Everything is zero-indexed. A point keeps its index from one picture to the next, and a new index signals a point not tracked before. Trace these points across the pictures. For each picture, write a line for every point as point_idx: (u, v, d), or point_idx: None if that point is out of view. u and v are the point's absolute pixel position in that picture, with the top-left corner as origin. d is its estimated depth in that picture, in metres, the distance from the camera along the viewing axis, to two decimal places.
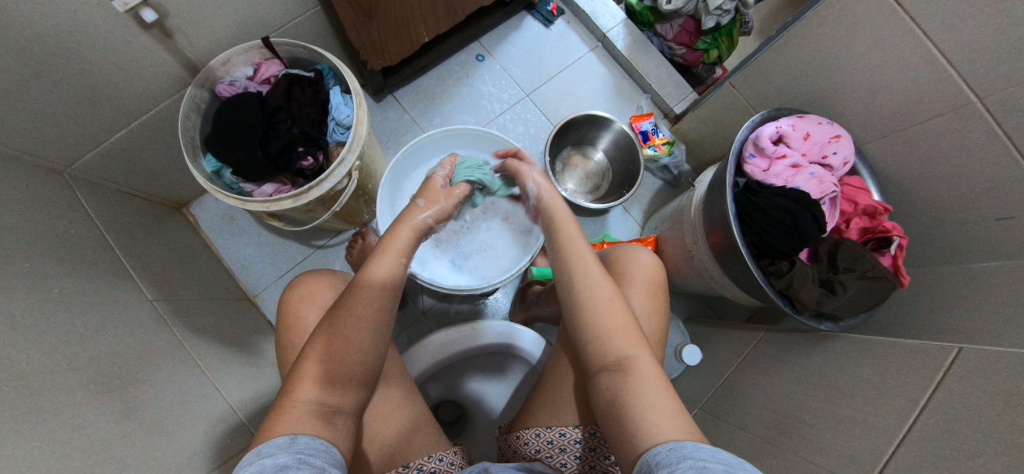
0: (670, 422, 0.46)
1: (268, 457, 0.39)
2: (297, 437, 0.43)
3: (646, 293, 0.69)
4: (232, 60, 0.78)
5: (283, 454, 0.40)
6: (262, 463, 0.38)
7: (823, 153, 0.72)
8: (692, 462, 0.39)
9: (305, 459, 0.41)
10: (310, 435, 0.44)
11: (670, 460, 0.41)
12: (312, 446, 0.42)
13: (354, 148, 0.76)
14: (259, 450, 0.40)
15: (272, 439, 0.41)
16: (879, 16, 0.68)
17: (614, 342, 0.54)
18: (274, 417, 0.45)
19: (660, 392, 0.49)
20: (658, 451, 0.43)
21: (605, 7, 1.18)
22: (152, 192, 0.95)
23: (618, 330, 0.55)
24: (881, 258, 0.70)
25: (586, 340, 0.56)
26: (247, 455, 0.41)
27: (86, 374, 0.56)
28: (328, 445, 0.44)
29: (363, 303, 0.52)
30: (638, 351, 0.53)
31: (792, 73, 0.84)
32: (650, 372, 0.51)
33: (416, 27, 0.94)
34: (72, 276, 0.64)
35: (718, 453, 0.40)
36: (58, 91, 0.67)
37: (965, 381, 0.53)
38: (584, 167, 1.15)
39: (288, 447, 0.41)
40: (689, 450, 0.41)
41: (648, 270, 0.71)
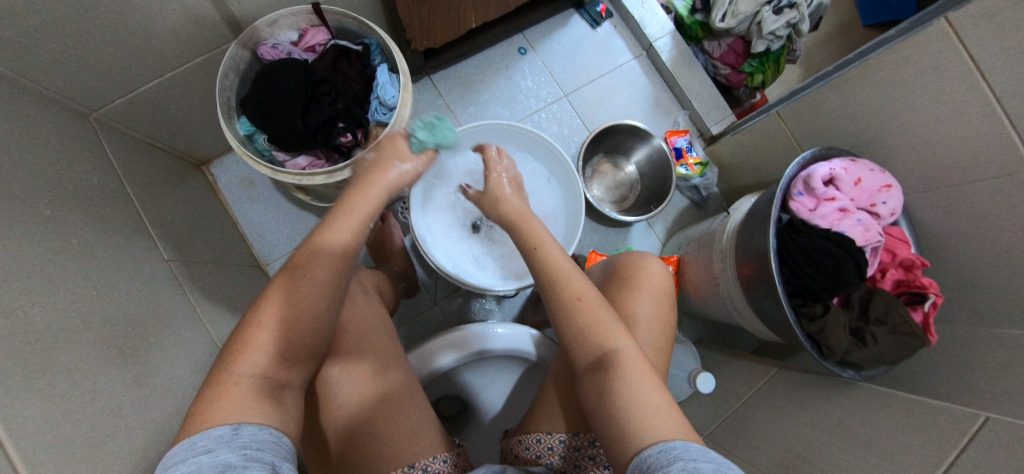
0: (659, 422, 0.45)
1: (205, 455, 0.36)
2: (241, 427, 0.39)
3: (652, 297, 0.66)
4: (279, 22, 0.75)
5: (223, 450, 0.36)
6: (197, 462, 0.35)
7: (872, 202, 0.70)
8: (683, 463, 0.39)
9: (253, 456, 0.37)
10: (256, 424, 0.40)
11: (661, 463, 0.40)
12: (260, 439, 0.39)
13: (396, 130, 0.73)
14: (195, 445, 0.36)
15: (209, 431, 0.37)
16: (950, 69, 0.67)
17: (591, 337, 0.55)
18: (209, 392, 0.41)
19: (647, 390, 0.48)
20: (648, 453, 0.42)
21: (654, 16, 1.15)
22: (175, 147, 0.92)
23: (595, 326, 0.55)
24: (913, 312, 0.69)
25: (570, 337, 0.56)
26: (177, 448, 0.37)
27: (99, 334, 0.53)
28: (278, 437, 0.41)
29: (315, 274, 0.50)
30: (618, 345, 0.53)
31: (844, 112, 0.83)
32: (633, 365, 0.51)
33: (465, 12, 0.91)
34: (92, 229, 0.62)
35: (707, 452, 0.40)
36: (94, 32, 0.63)
37: (991, 451, 0.52)
38: (613, 176, 1.13)
39: (230, 441, 0.37)
40: (679, 452, 0.40)
41: (657, 278, 0.68)
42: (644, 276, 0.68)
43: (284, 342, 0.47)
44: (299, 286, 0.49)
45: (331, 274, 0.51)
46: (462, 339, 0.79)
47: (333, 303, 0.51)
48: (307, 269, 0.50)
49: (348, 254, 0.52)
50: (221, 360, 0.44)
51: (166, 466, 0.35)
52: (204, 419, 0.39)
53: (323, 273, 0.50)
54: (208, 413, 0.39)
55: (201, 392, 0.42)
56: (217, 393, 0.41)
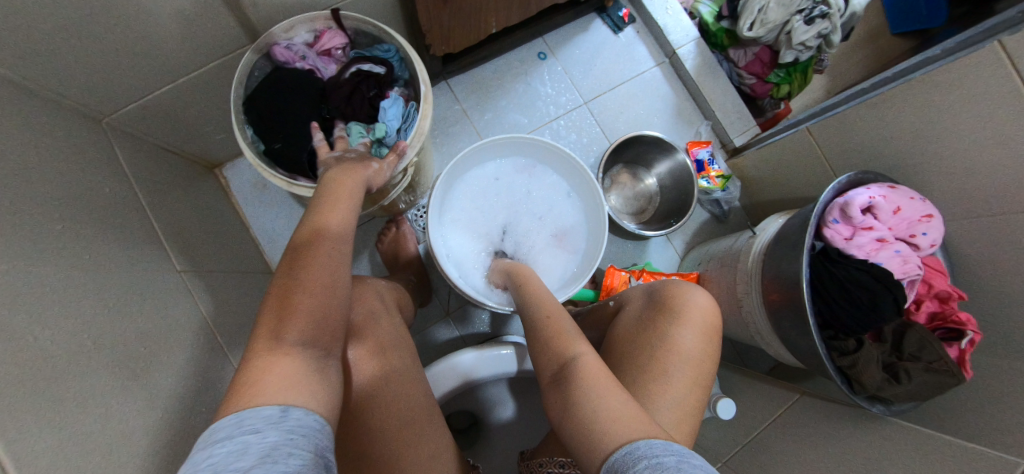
0: (618, 424, 0.44)
1: (252, 433, 0.34)
2: (289, 410, 0.37)
3: (699, 330, 0.63)
4: (296, 26, 0.72)
5: (270, 432, 0.34)
6: (246, 441, 0.33)
7: (911, 232, 0.66)
8: (647, 460, 0.38)
9: (297, 440, 0.35)
10: (303, 409, 0.38)
11: (628, 464, 0.39)
12: (305, 425, 0.37)
13: (416, 143, 0.71)
14: (243, 422, 0.34)
15: (258, 409, 0.35)
16: (999, 95, 0.63)
17: (558, 351, 0.58)
18: (251, 365, 0.40)
19: (605, 392, 0.48)
20: (614, 457, 0.41)
21: (678, 22, 1.11)
22: (187, 151, 0.90)
23: (560, 339, 0.59)
24: (948, 348, 0.66)
25: (541, 355, 0.60)
26: (225, 421, 0.35)
27: (111, 356, 0.51)
28: (322, 424, 0.39)
29: (323, 253, 0.48)
30: (578, 354, 0.55)
31: (880, 132, 0.80)
32: (589, 369, 0.52)
33: (486, 17, 0.88)
34: (105, 243, 0.60)
35: (668, 446, 0.40)
36: (108, 36, 0.61)
37: None
38: (632, 187, 1.10)
39: (279, 423, 0.36)
40: (642, 450, 0.40)
41: (696, 304, 0.65)
42: (689, 307, 0.64)
43: (319, 316, 0.45)
44: (311, 263, 0.46)
45: (338, 254, 0.49)
46: (483, 359, 0.77)
47: (345, 289, 0.48)
48: (316, 250, 0.48)
49: (345, 234, 0.52)
50: (264, 328, 0.43)
51: (213, 445, 0.33)
52: (252, 394, 0.37)
53: (336, 256, 0.49)
54: (258, 386, 0.38)
55: (244, 366, 0.40)
56: (262, 365, 0.40)
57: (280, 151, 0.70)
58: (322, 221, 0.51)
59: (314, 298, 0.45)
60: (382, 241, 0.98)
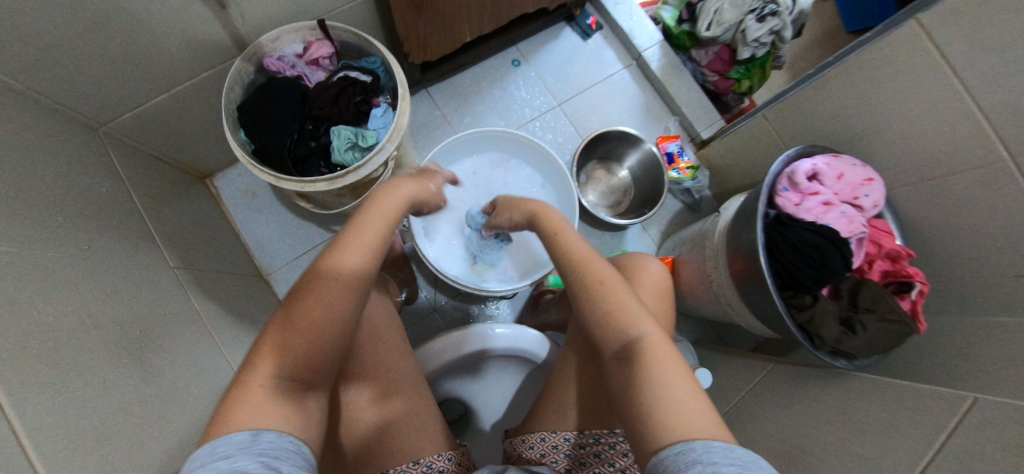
0: (685, 410, 0.42)
1: (222, 460, 0.35)
2: (260, 433, 0.38)
3: (658, 301, 0.69)
4: (283, 38, 0.78)
5: (241, 457, 0.35)
6: (217, 467, 0.34)
7: (855, 195, 0.73)
8: (703, 467, 0.36)
9: (271, 463, 0.36)
10: (276, 431, 0.39)
11: (682, 468, 0.37)
12: (277, 447, 0.38)
13: (394, 139, 0.76)
14: (215, 450, 0.36)
15: (230, 436, 0.37)
16: (923, 67, 0.70)
17: (616, 324, 0.53)
18: (233, 398, 0.41)
19: (674, 376, 0.46)
20: (668, 454, 0.39)
21: (643, 27, 1.19)
22: (180, 160, 0.95)
23: (619, 310, 0.54)
24: (901, 301, 0.72)
25: (595, 323, 0.55)
26: (197, 452, 0.36)
27: (106, 335, 0.55)
28: (297, 446, 0.40)
29: (331, 293, 0.50)
30: (643, 332, 0.51)
31: (827, 112, 0.86)
32: (659, 352, 0.48)
33: (460, 26, 0.95)
34: (101, 236, 0.64)
35: (730, 452, 0.38)
36: (107, 49, 0.67)
37: (979, 431, 0.54)
38: (607, 181, 1.16)
39: (249, 447, 0.36)
40: (698, 453, 0.38)
41: (649, 270, 0.73)
42: (647, 277, 0.71)
43: (306, 352, 0.46)
44: (303, 300, 0.49)
45: (344, 296, 0.51)
46: (476, 335, 0.80)
47: (337, 323, 0.50)
48: (320, 289, 0.50)
49: (353, 277, 0.53)
50: (248, 361, 0.44)
51: (189, 468, 0.35)
52: (227, 423, 0.39)
53: (338, 290, 0.51)
54: (231, 416, 0.39)
55: (224, 396, 0.42)
56: (242, 396, 0.41)
57: (266, 153, 0.76)
58: (334, 262, 0.53)
59: (301, 334, 0.47)
60: None
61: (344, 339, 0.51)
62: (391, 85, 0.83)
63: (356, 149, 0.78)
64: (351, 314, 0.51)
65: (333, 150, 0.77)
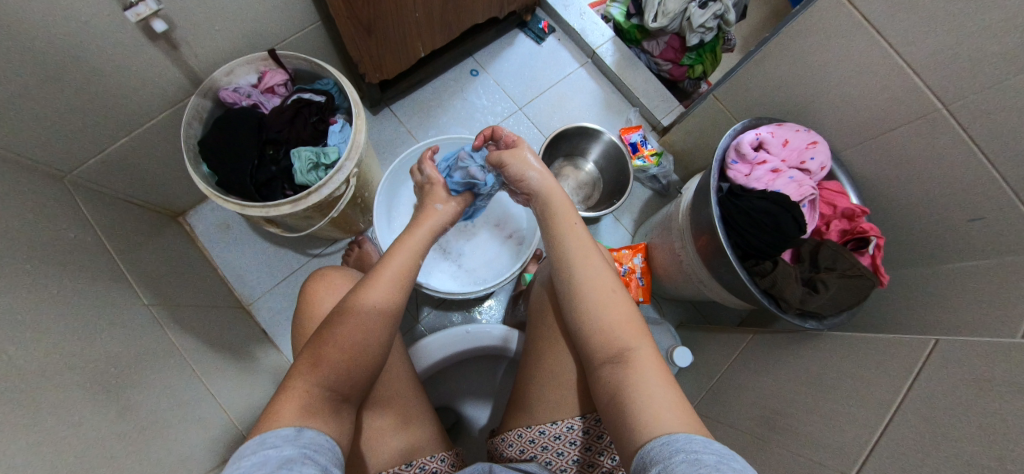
0: (672, 416, 0.45)
1: (271, 448, 0.39)
2: (303, 430, 0.42)
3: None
4: (236, 71, 0.81)
5: (288, 447, 0.39)
6: (267, 454, 0.38)
7: (802, 159, 0.79)
8: (686, 454, 0.39)
9: (311, 455, 0.40)
10: (315, 430, 0.44)
11: (664, 455, 0.40)
12: (317, 443, 0.42)
13: (353, 156, 0.78)
14: (263, 440, 0.39)
15: (277, 429, 0.41)
16: (849, 30, 0.73)
17: (613, 335, 0.54)
18: (279, 400, 0.45)
19: (664, 387, 0.48)
20: (652, 445, 0.42)
21: (594, 25, 1.23)
22: (149, 201, 0.97)
23: (623, 320, 0.55)
24: (861, 257, 0.75)
25: (589, 331, 0.55)
26: (248, 443, 0.40)
27: (83, 373, 0.55)
28: (332, 443, 0.44)
29: (369, 322, 0.53)
30: (638, 345, 0.53)
31: (771, 85, 0.89)
32: (652, 366, 0.50)
33: (412, 42, 0.98)
34: (74, 279, 0.65)
35: (710, 444, 0.40)
36: (64, 98, 0.69)
37: (941, 370, 0.55)
38: (575, 177, 1.19)
39: (294, 440, 0.41)
40: (682, 443, 0.40)
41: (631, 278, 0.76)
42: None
43: (342, 366, 0.50)
44: (337, 325, 0.52)
45: (381, 325, 0.54)
46: (450, 337, 0.81)
47: (373, 344, 0.53)
48: (353, 317, 0.53)
49: (382, 312, 0.55)
50: (290, 373, 0.49)
51: (238, 456, 0.38)
52: (275, 419, 0.43)
53: (371, 318, 0.54)
54: (277, 415, 0.44)
55: (273, 398, 0.46)
56: (284, 401, 0.45)
57: (229, 182, 0.78)
58: (364, 294, 0.55)
59: (341, 355, 0.50)
60: (347, 260, 1.05)
61: (379, 361, 0.55)
62: (345, 104, 0.86)
63: (319, 168, 0.79)
64: (382, 342, 0.54)
65: (295, 172, 0.78)
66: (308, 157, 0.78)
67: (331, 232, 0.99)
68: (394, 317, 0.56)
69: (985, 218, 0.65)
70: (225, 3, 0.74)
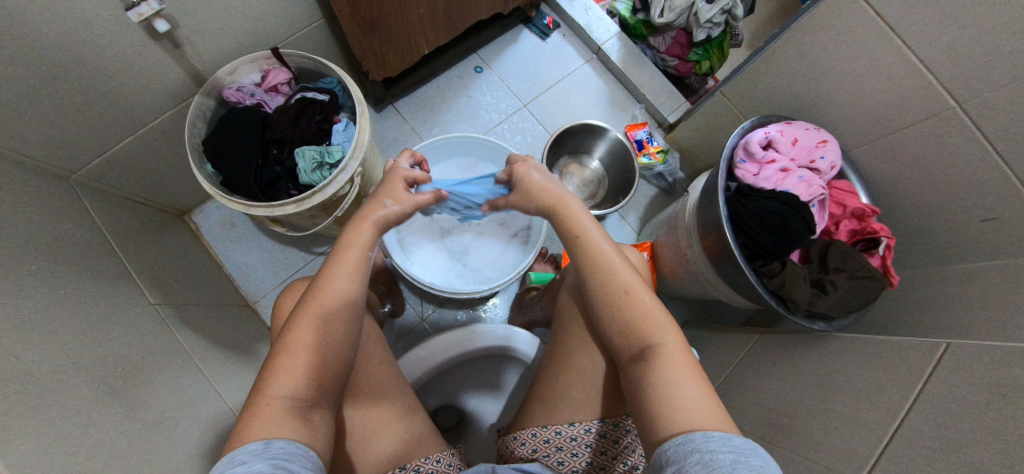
0: (695, 412, 0.44)
1: (240, 465, 0.38)
2: (272, 441, 0.41)
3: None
4: (239, 70, 0.81)
5: (257, 461, 0.38)
6: (235, 471, 0.37)
7: (812, 158, 0.78)
8: (701, 455, 0.38)
9: (282, 465, 0.39)
10: (286, 439, 0.42)
11: (679, 456, 0.39)
12: (288, 451, 0.41)
13: (357, 155, 0.77)
14: (232, 458, 0.38)
15: (245, 445, 0.40)
16: (860, 26, 0.71)
17: (637, 331, 0.53)
18: (246, 415, 0.44)
19: (689, 382, 0.47)
20: (670, 445, 0.41)
21: (599, 21, 1.21)
22: (155, 199, 0.97)
23: (646, 316, 0.54)
24: (871, 258, 0.74)
25: (615, 327, 0.55)
26: (218, 462, 0.39)
27: (91, 373, 0.56)
28: (304, 449, 0.43)
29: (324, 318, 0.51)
30: (662, 339, 0.52)
31: (780, 81, 0.87)
32: (675, 361, 0.49)
33: (416, 40, 0.97)
34: (82, 279, 0.66)
35: (727, 441, 0.39)
36: (68, 98, 0.69)
37: (952, 374, 0.54)
38: (581, 175, 1.18)
39: (262, 453, 0.39)
40: (696, 443, 0.39)
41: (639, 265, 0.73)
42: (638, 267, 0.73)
43: (309, 371, 0.48)
44: (297, 331, 0.50)
45: (342, 317, 0.52)
46: (457, 339, 0.81)
47: (338, 344, 0.51)
48: (310, 316, 0.51)
49: (346, 305, 0.53)
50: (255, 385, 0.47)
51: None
52: (244, 435, 0.42)
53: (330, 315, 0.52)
54: (247, 431, 0.42)
55: (241, 414, 0.44)
56: (253, 415, 0.44)
57: (233, 182, 0.77)
58: (321, 290, 0.53)
59: (304, 358, 0.48)
60: None
61: (346, 357, 0.53)
62: (349, 102, 0.86)
63: (323, 167, 0.79)
64: (346, 335, 0.53)
65: (300, 171, 0.78)
66: (312, 156, 0.78)
67: (336, 231, 0.99)
68: (354, 310, 0.54)
69: (998, 218, 0.64)
70: (227, 2, 0.74)
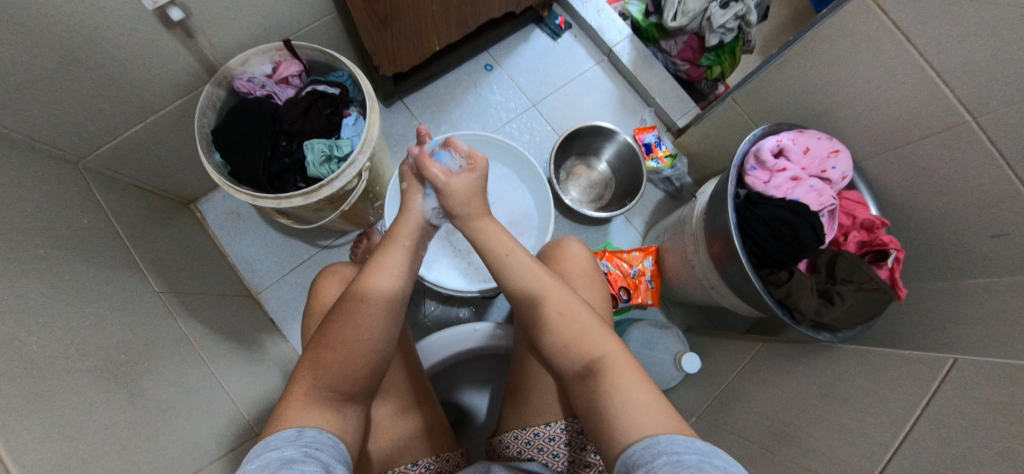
0: (647, 417, 0.44)
1: (274, 451, 0.40)
2: (304, 430, 0.43)
3: (586, 284, 0.70)
4: (251, 60, 0.80)
5: (289, 447, 0.40)
6: (269, 456, 0.39)
7: (823, 168, 0.78)
8: (668, 457, 0.39)
9: (312, 452, 0.41)
10: (317, 429, 0.44)
11: (646, 458, 0.40)
12: (317, 440, 0.43)
13: (366, 150, 0.77)
14: (266, 444, 0.40)
15: (279, 432, 0.42)
16: (877, 37, 0.71)
17: (576, 346, 0.54)
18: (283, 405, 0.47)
19: (636, 388, 0.48)
20: (633, 450, 0.42)
21: (611, 22, 1.21)
22: (162, 187, 0.97)
23: (579, 332, 0.54)
24: (879, 270, 0.74)
25: (554, 348, 0.55)
26: (254, 448, 0.41)
27: (94, 360, 0.55)
28: (336, 440, 0.45)
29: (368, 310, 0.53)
30: (604, 350, 0.52)
31: (793, 89, 0.87)
32: (620, 370, 0.50)
33: (428, 36, 0.97)
34: (88, 265, 0.65)
35: (691, 443, 0.40)
36: (79, 84, 0.69)
37: (959, 390, 0.54)
38: (587, 176, 1.17)
39: (294, 440, 0.41)
40: (663, 446, 0.40)
41: (580, 264, 0.72)
42: (570, 265, 0.72)
43: (352, 363, 0.51)
44: (343, 320, 0.52)
45: (383, 309, 0.54)
46: (453, 336, 0.81)
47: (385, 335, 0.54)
48: (357, 307, 0.53)
49: (392, 297, 0.56)
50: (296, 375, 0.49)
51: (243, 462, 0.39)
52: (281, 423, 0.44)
53: (371, 309, 0.53)
54: (283, 420, 0.45)
55: (279, 403, 0.47)
56: (291, 405, 0.46)
57: (241, 172, 0.77)
58: (369, 283, 0.55)
59: (338, 353, 0.50)
60: (355, 251, 1.04)
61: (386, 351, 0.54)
62: (359, 97, 0.85)
63: (332, 160, 0.79)
64: (386, 330, 0.54)
65: (308, 164, 0.78)
66: (321, 149, 0.78)
67: (341, 225, 0.99)
68: (400, 305, 0.57)
69: (1007, 234, 0.63)
70: None
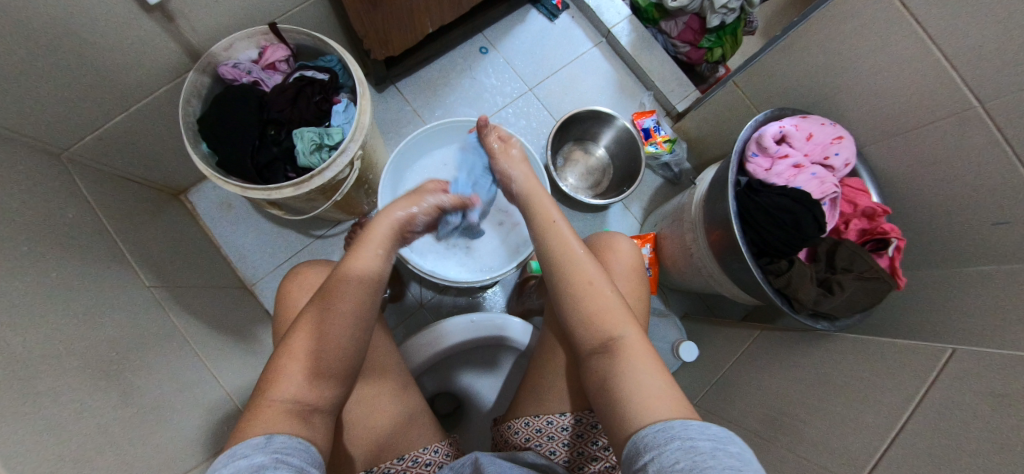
0: (660, 403, 0.44)
1: (242, 459, 0.39)
2: (273, 436, 0.42)
3: (630, 275, 0.69)
4: (236, 46, 0.78)
5: (258, 454, 0.40)
6: (237, 465, 0.38)
7: (826, 154, 0.77)
8: (681, 442, 0.38)
9: (283, 458, 0.40)
10: (286, 435, 0.43)
11: (658, 442, 0.39)
12: (289, 445, 0.42)
13: (357, 138, 0.75)
14: (234, 452, 0.40)
15: (245, 440, 0.41)
16: (885, 18, 0.69)
17: (598, 322, 0.53)
18: (249, 417, 0.45)
19: (650, 372, 0.47)
20: (646, 433, 0.41)
21: (610, 3, 1.17)
22: (150, 178, 0.95)
23: (605, 310, 0.53)
24: (879, 259, 0.74)
25: (576, 321, 0.54)
26: (220, 457, 0.40)
27: (83, 358, 0.54)
28: (306, 444, 0.44)
29: (339, 306, 0.53)
30: (625, 332, 0.51)
31: (797, 73, 0.85)
32: (641, 354, 0.49)
33: (421, 19, 0.93)
34: (74, 259, 0.64)
35: (706, 428, 0.39)
36: (58, 73, 0.66)
37: (957, 381, 0.54)
38: (585, 163, 1.16)
39: (264, 447, 0.41)
40: (678, 430, 0.39)
41: (627, 255, 0.70)
42: (620, 254, 0.70)
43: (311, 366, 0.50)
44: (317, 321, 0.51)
45: (354, 299, 0.54)
46: (452, 328, 0.79)
47: (355, 332, 0.53)
48: (325, 307, 0.52)
49: (368, 280, 0.56)
50: (261, 388, 0.48)
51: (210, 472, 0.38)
52: (240, 435, 0.43)
53: (342, 308, 0.53)
54: (246, 430, 0.43)
55: (243, 416, 0.45)
56: (256, 415, 0.45)
57: (229, 163, 0.75)
58: (347, 269, 0.56)
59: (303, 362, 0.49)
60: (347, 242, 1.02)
61: (355, 352, 0.53)
62: (350, 82, 0.83)
63: (323, 149, 0.77)
64: (358, 329, 0.53)
65: (298, 153, 0.76)
66: (313, 137, 0.76)
67: (335, 214, 0.97)
68: (369, 301, 0.55)
69: (1009, 222, 0.62)
70: None
